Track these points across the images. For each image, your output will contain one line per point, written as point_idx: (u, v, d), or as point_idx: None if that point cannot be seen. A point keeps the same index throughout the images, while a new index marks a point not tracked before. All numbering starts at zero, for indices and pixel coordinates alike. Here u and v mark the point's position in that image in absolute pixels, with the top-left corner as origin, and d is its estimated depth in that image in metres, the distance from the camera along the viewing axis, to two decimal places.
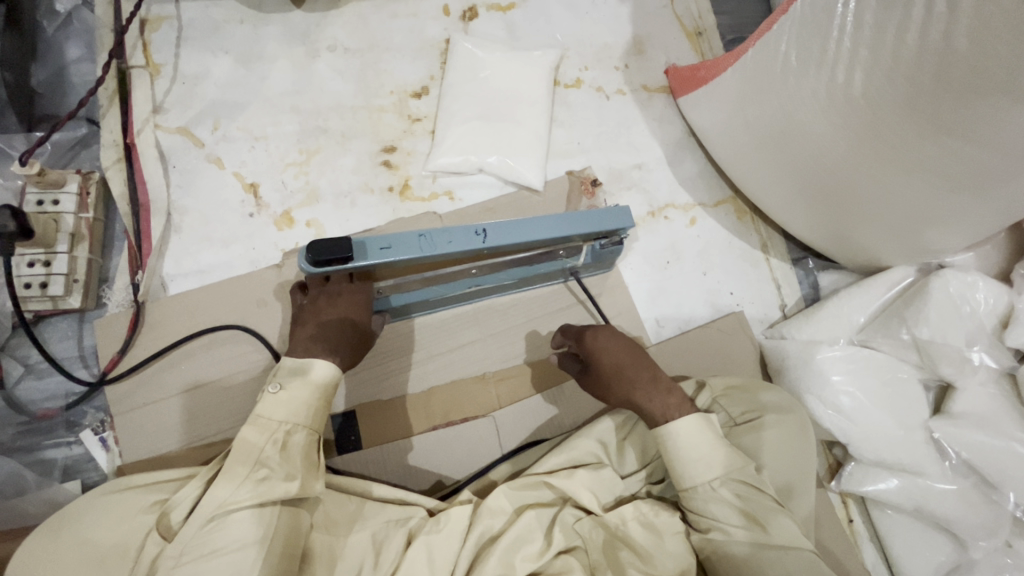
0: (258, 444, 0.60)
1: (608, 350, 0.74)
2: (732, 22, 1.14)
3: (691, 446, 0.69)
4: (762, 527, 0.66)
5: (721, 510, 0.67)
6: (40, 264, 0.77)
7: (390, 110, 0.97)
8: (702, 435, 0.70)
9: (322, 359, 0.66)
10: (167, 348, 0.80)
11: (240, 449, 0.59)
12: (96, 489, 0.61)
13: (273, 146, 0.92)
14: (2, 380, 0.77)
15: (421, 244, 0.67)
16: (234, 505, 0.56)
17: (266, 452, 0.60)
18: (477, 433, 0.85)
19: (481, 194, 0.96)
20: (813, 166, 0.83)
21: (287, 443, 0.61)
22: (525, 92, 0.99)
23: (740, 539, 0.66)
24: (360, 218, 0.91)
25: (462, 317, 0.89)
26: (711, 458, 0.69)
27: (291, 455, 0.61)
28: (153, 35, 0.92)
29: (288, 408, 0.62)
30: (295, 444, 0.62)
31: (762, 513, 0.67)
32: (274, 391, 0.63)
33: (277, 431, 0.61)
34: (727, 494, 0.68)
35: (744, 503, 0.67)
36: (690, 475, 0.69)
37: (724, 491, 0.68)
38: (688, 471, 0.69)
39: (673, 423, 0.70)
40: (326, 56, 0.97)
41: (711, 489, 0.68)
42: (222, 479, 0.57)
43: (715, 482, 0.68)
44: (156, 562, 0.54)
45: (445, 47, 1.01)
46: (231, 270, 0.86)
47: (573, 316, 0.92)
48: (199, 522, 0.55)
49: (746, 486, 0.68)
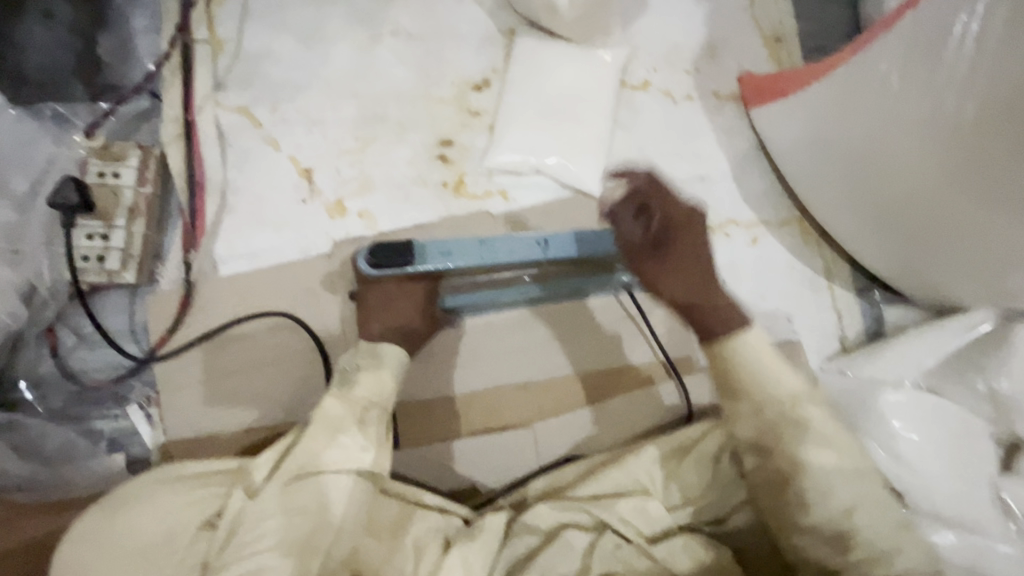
0: (340, 416, 0.65)
1: (691, 248, 0.75)
2: (814, 30, 1.07)
3: (753, 375, 0.68)
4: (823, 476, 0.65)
5: (782, 450, 0.65)
6: (99, 237, 0.78)
7: (450, 102, 0.94)
8: (765, 374, 0.68)
9: (393, 346, 0.70)
10: (214, 330, 0.80)
11: (324, 420, 0.64)
12: (151, 475, 0.62)
13: (331, 131, 0.90)
14: (56, 347, 0.78)
15: (482, 252, 0.64)
16: (316, 467, 0.62)
17: (346, 422, 0.64)
18: (515, 443, 0.83)
19: (536, 196, 0.93)
20: (894, 196, 0.79)
21: (365, 419, 0.66)
22: (590, 94, 0.95)
23: (800, 486, 0.64)
24: (412, 212, 0.89)
25: (509, 323, 0.86)
26: (770, 390, 0.67)
27: (369, 430, 0.65)
28: (219, 9, 0.91)
29: (370, 386, 0.67)
30: (372, 421, 0.66)
31: (825, 461, 0.65)
32: (357, 369, 0.68)
33: (358, 406, 0.66)
34: (790, 434, 0.66)
35: (805, 443, 0.66)
36: (746, 401, 0.67)
37: (785, 424, 0.66)
38: (745, 396, 0.68)
39: (732, 339, 0.70)
40: (389, 41, 0.94)
41: (770, 423, 0.66)
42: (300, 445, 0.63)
43: (773, 413, 0.67)
44: (229, 534, 0.59)
45: (510, 40, 0.98)
46: (282, 255, 0.85)
47: (623, 332, 0.89)
48: (283, 480, 0.61)
49: (808, 432, 0.66)
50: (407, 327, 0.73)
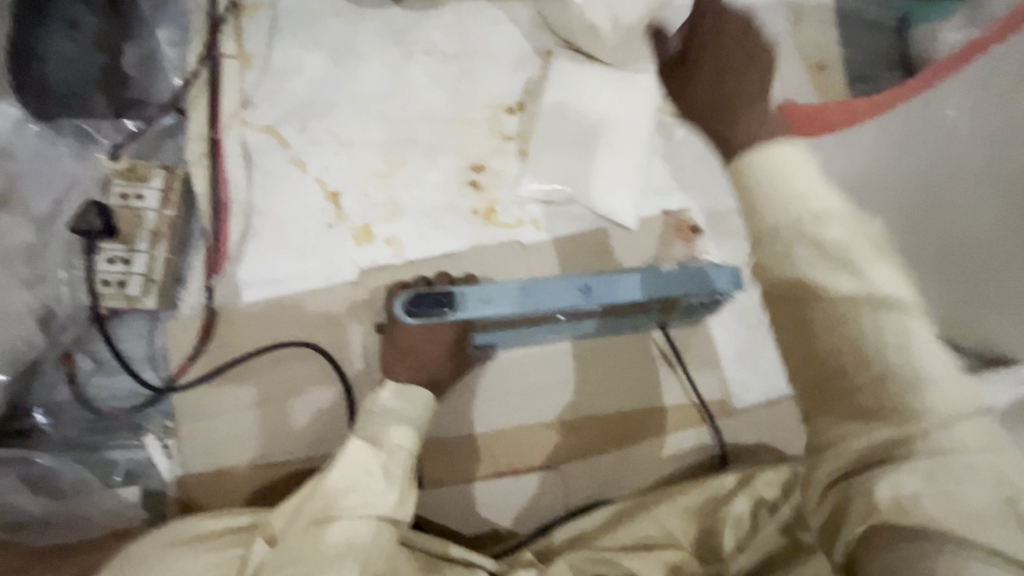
0: (363, 460, 0.61)
1: (715, 49, 0.66)
2: (860, 57, 1.03)
3: (775, 183, 0.52)
4: (854, 318, 0.47)
5: (799, 276, 0.48)
6: (120, 261, 0.75)
7: (482, 125, 0.90)
8: (790, 187, 0.51)
9: (417, 388, 0.67)
10: (234, 361, 0.78)
11: (347, 466, 0.61)
12: (158, 536, 0.58)
13: (359, 153, 0.87)
14: (74, 375, 0.76)
15: (523, 299, 0.61)
16: (340, 509, 0.59)
17: (370, 466, 0.61)
18: (541, 486, 0.80)
19: (569, 225, 0.89)
20: (944, 235, 0.70)
21: (389, 464, 0.62)
22: (629, 119, 0.91)
23: (818, 325, 0.48)
24: (441, 239, 0.86)
25: (540, 358, 0.83)
26: (794, 210, 0.50)
27: (393, 475, 0.62)
28: (248, 23, 0.88)
29: (393, 425, 0.64)
30: (396, 466, 0.62)
31: (862, 296, 0.47)
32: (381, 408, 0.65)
33: (383, 449, 0.62)
34: (811, 257, 0.48)
35: (833, 269, 0.48)
36: (766, 214, 0.51)
37: (814, 251, 0.48)
38: (764, 208, 0.51)
39: (750, 157, 0.54)
40: (421, 59, 0.91)
41: (785, 245, 0.49)
42: (321, 487, 0.60)
43: (796, 233, 0.49)
44: None
45: (545, 61, 0.94)
46: (307, 282, 0.82)
47: (656, 371, 0.85)
48: (299, 527, 0.58)
49: (841, 260, 0.48)
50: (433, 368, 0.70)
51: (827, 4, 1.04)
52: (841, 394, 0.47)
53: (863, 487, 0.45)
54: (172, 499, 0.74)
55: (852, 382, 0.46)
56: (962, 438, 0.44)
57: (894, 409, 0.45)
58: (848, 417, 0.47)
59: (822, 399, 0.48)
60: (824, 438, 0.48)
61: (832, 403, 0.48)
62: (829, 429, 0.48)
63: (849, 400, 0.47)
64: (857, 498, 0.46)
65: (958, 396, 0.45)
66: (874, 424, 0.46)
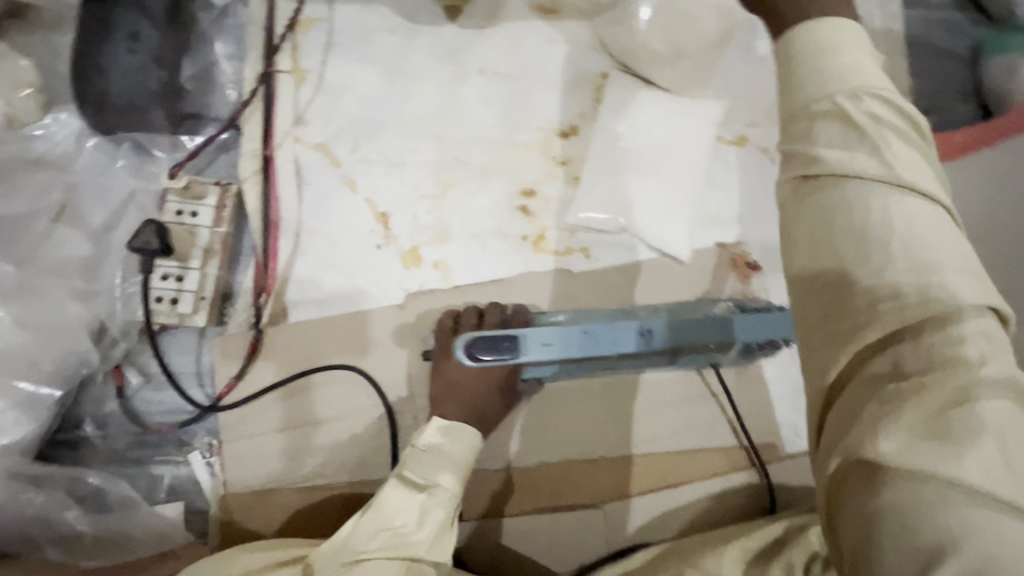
0: (403, 500, 0.60)
1: None
2: (929, 88, 0.98)
3: (824, 70, 0.46)
4: (857, 203, 0.43)
5: (808, 157, 0.45)
6: (173, 278, 0.76)
7: (534, 148, 0.88)
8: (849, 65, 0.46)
9: (468, 427, 0.67)
10: (279, 381, 0.78)
11: (387, 504, 0.59)
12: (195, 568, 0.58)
13: (410, 174, 0.86)
14: (122, 388, 0.76)
15: (584, 342, 0.61)
16: (375, 548, 0.57)
17: (411, 507, 0.60)
18: (584, 524, 0.78)
19: (618, 256, 0.86)
20: None
21: (430, 506, 0.60)
22: (685, 148, 0.87)
23: (822, 204, 0.44)
24: (488, 265, 0.84)
25: (587, 390, 0.81)
26: (832, 93, 0.45)
27: (432, 515, 0.60)
28: (303, 38, 0.87)
29: (436, 465, 0.62)
30: (435, 510, 0.60)
31: (865, 177, 0.43)
32: (426, 447, 0.64)
33: (422, 488, 0.61)
34: (831, 135, 0.45)
35: (846, 151, 0.44)
36: (802, 99, 0.47)
37: (841, 130, 0.45)
38: (805, 90, 0.47)
39: (816, 28, 0.47)
40: (474, 79, 0.89)
41: (809, 125, 0.46)
42: (360, 524, 0.58)
43: (826, 111, 0.45)
44: None
45: (601, 83, 0.90)
46: (353, 304, 0.81)
47: (704, 410, 0.83)
48: (331, 565, 0.56)
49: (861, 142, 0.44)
50: (482, 406, 0.71)
51: (897, 30, 0.99)
52: (832, 285, 0.42)
53: (845, 411, 0.40)
54: (214, 518, 0.74)
55: (842, 270, 0.42)
56: (961, 346, 0.38)
57: (882, 315, 0.40)
58: (839, 318, 0.42)
59: (818, 294, 0.43)
60: (810, 349, 0.43)
61: (824, 308, 0.43)
62: (825, 344, 0.42)
63: (834, 295, 0.42)
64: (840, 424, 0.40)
65: (960, 295, 0.40)
66: (861, 326, 0.41)
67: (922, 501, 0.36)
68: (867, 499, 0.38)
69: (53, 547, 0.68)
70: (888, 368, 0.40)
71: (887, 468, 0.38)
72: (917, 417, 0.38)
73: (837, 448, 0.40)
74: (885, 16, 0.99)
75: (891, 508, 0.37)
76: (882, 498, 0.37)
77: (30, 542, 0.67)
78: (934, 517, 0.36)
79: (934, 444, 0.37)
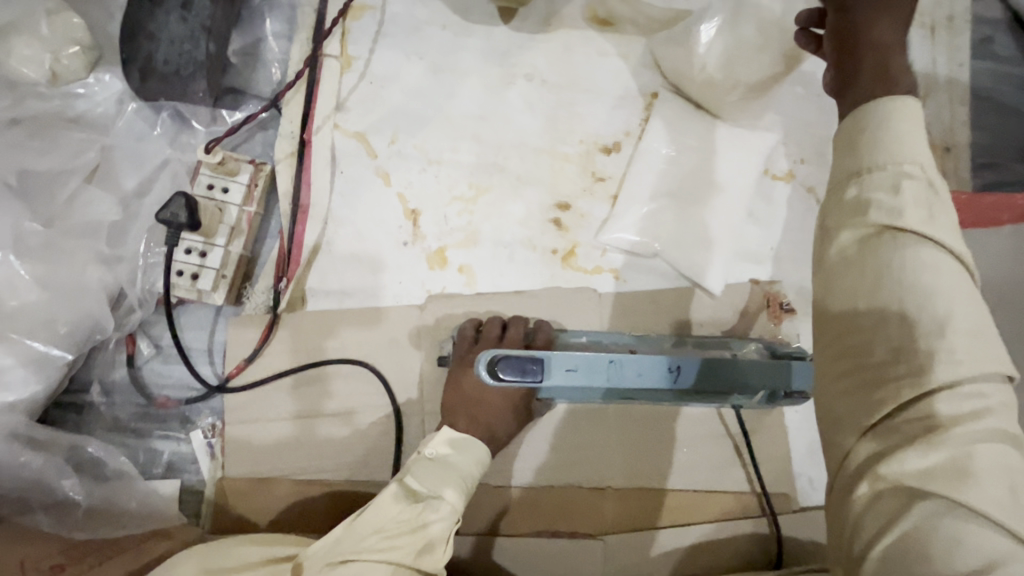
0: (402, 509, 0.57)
1: None
2: (989, 143, 0.94)
3: (911, 135, 0.41)
4: (930, 265, 0.38)
5: (888, 208, 0.40)
6: (196, 253, 0.74)
7: (574, 161, 0.86)
8: (917, 129, 0.42)
9: (478, 441, 0.65)
10: (289, 371, 0.76)
11: (385, 510, 0.57)
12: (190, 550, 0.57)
13: (445, 172, 0.84)
14: (132, 357, 0.75)
15: (610, 373, 0.58)
16: (365, 551, 0.53)
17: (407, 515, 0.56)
18: (583, 557, 0.75)
19: (651, 280, 0.84)
20: None
21: (433, 518, 0.57)
22: (730, 179, 0.84)
23: (883, 263, 0.39)
24: (514, 275, 0.83)
25: (598, 417, 0.79)
26: (916, 159, 0.41)
27: (430, 528, 0.56)
28: (353, 24, 0.85)
29: (439, 475, 0.60)
30: (434, 524, 0.57)
31: (940, 243, 0.39)
32: (431, 455, 0.62)
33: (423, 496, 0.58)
34: (915, 198, 0.40)
35: (927, 215, 0.40)
36: (881, 154, 0.41)
37: (924, 195, 0.40)
38: (890, 146, 0.41)
39: (901, 97, 0.43)
40: (521, 84, 0.87)
41: (893, 180, 0.40)
42: (358, 523, 0.56)
43: (911, 174, 0.40)
44: None
45: (649, 102, 0.87)
46: (375, 300, 0.80)
47: (720, 451, 0.80)
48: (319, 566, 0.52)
49: (929, 213, 0.40)
50: (493, 423, 0.69)
51: (962, 81, 0.95)
52: (893, 342, 0.38)
53: (869, 447, 0.38)
54: (209, 500, 0.73)
55: (903, 327, 0.38)
56: (986, 398, 0.36)
57: (928, 372, 0.37)
58: (881, 372, 0.38)
59: (874, 345, 0.39)
60: (843, 394, 0.40)
61: (869, 358, 0.39)
62: (855, 385, 0.39)
63: (888, 351, 0.38)
64: (862, 458, 0.38)
65: (994, 358, 0.37)
66: (906, 385, 0.37)
67: (938, 534, 0.35)
68: (879, 534, 0.36)
69: (42, 514, 0.66)
70: (918, 410, 0.37)
71: (905, 503, 0.36)
72: (940, 455, 0.36)
73: (858, 479, 0.38)
74: (951, 64, 0.95)
75: (906, 541, 0.35)
76: (896, 533, 0.36)
77: (23, 503, 0.66)
78: (949, 551, 0.34)
79: (952, 480, 0.35)
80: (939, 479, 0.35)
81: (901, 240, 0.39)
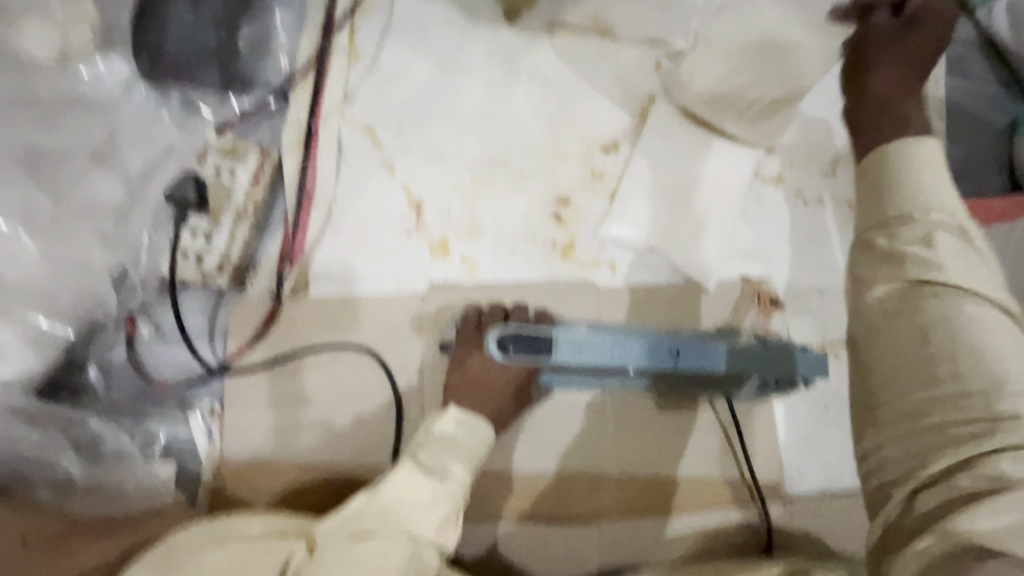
0: (417, 487, 0.57)
1: None
2: (962, 156, 0.99)
3: (945, 194, 0.54)
4: (974, 322, 0.49)
5: (929, 264, 0.51)
6: (202, 235, 0.79)
7: (574, 159, 0.89)
8: (944, 199, 0.54)
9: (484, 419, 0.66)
10: (289, 354, 0.77)
11: (402, 486, 0.57)
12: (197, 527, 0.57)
13: (449, 165, 0.86)
14: (133, 338, 0.75)
15: (613, 352, 0.61)
16: (382, 527, 0.54)
17: (422, 491, 0.57)
18: (576, 541, 0.77)
19: (648, 275, 0.87)
20: None
21: (446, 496, 0.58)
22: (724, 179, 0.88)
23: (932, 317, 0.49)
24: (514, 266, 0.85)
25: (597, 405, 0.81)
26: (942, 212, 0.53)
27: (442, 506, 0.57)
28: (362, 20, 0.88)
29: (450, 452, 0.61)
30: (449, 501, 0.58)
31: (980, 303, 0.50)
32: (439, 433, 0.62)
33: (438, 471, 0.59)
34: (951, 255, 0.51)
35: (962, 271, 0.51)
36: (911, 206, 0.54)
37: (960, 251, 0.52)
38: (918, 200, 0.53)
39: (920, 145, 0.56)
40: (525, 83, 0.89)
41: (926, 233, 0.52)
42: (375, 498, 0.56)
43: (942, 228, 0.52)
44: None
45: (647, 105, 0.91)
46: (377, 287, 0.81)
47: (711, 441, 0.82)
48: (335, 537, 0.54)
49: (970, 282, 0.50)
50: (494, 405, 0.70)
51: (939, 95, 1.00)
52: (950, 389, 0.47)
53: (933, 500, 0.46)
54: (206, 483, 0.73)
55: (960, 379, 0.47)
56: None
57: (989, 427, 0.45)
58: (937, 422, 0.47)
59: (935, 395, 0.48)
60: (906, 439, 0.49)
61: (932, 413, 0.48)
62: (924, 438, 0.48)
63: (949, 401, 0.47)
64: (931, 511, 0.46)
65: None
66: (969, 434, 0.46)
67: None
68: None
69: (44, 489, 0.64)
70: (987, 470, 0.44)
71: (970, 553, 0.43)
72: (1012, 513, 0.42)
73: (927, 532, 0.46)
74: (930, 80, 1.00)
75: None
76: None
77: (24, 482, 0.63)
78: None
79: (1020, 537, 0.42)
80: (1011, 538, 0.42)
81: (944, 295, 0.50)
